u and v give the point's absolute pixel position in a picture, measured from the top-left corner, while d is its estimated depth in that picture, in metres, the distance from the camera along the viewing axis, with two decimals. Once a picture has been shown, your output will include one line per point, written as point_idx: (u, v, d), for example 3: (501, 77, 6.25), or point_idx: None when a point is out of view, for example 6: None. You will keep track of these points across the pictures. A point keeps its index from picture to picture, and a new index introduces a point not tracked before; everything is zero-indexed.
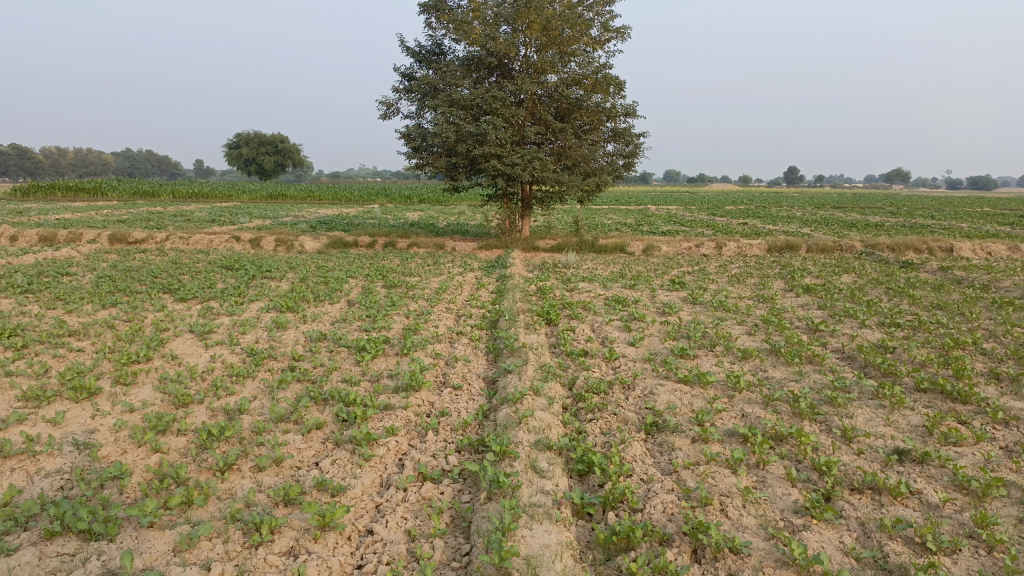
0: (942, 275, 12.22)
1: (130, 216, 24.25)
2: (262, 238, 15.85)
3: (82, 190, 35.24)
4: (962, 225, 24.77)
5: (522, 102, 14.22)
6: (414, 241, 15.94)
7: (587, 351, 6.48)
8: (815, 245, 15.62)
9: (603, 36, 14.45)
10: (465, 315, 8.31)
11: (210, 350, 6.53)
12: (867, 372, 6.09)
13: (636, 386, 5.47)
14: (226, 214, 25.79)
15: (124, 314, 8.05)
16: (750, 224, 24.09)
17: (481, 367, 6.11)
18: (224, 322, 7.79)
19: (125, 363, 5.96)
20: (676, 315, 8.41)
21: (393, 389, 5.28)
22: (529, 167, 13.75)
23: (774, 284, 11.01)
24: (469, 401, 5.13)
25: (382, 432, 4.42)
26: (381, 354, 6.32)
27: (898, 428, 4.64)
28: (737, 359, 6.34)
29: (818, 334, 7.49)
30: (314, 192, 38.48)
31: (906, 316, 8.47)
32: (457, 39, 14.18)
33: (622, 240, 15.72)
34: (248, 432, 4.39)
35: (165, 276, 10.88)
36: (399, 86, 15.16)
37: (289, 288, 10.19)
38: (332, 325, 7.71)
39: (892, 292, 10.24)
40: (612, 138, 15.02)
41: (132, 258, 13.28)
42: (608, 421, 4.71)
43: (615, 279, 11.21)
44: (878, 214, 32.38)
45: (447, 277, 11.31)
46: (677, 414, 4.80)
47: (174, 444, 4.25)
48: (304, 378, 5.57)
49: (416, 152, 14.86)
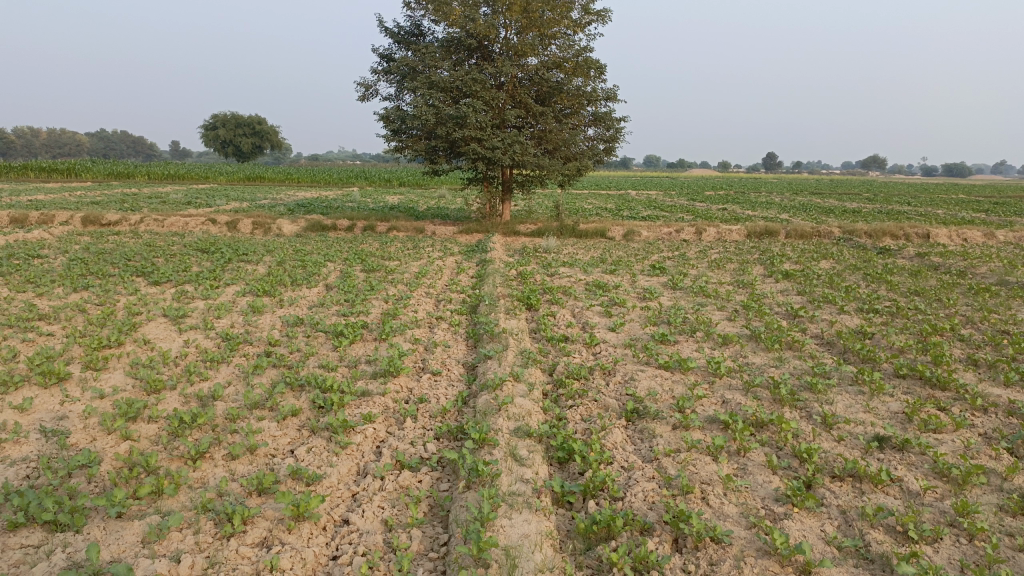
0: (919, 261, 12.30)
1: (104, 197, 23.82)
2: (239, 221, 15.62)
3: (55, 171, 34.55)
4: (938, 211, 25.00)
5: (503, 85, 14.07)
6: (394, 225, 15.79)
7: (567, 337, 6.44)
8: (794, 231, 15.67)
9: (584, 18, 14.32)
10: (445, 300, 8.22)
11: (184, 335, 6.40)
12: (847, 358, 6.10)
13: (617, 372, 5.43)
14: (203, 196, 25.42)
15: (96, 297, 7.88)
16: (729, 210, 24.14)
17: (460, 352, 6.04)
18: (199, 306, 7.64)
19: (96, 348, 5.82)
20: (656, 300, 8.38)
21: (371, 375, 5.19)
22: (510, 151, 13.63)
23: (754, 270, 11.03)
24: (448, 387, 5.07)
25: (359, 419, 4.35)
26: (359, 339, 6.23)
27: (877, 415, 4.64)
28: (717, 345, 6.32)
29: (798, 320, 7.50)
30: (292, 174, 38.05)
31: (884, 302, 8.50)
32: (436, 20, 13.99)
33: (603, 225, 15.67)
34: (222, 419, 4.29)
35: (139, 259, 10.68)
36: (378, 68, 14.94)
37: (266, 271, 10.03)
38: (309, 309, 7.60)
39: (870, 278, 10.29)
40: (593, 122, 14.93)
41: (105, 240, 13.01)
42: (588, 407, 4.67)
43: (595, 265, 11.16)
44: (855, 200, 32.57)
45: (427, 261, 11.21)
46: (658, 400, 4.77)
47: (145, 431, 4.14)
48: (280, 364, 5.47)
49: (395, 134, 14.67)
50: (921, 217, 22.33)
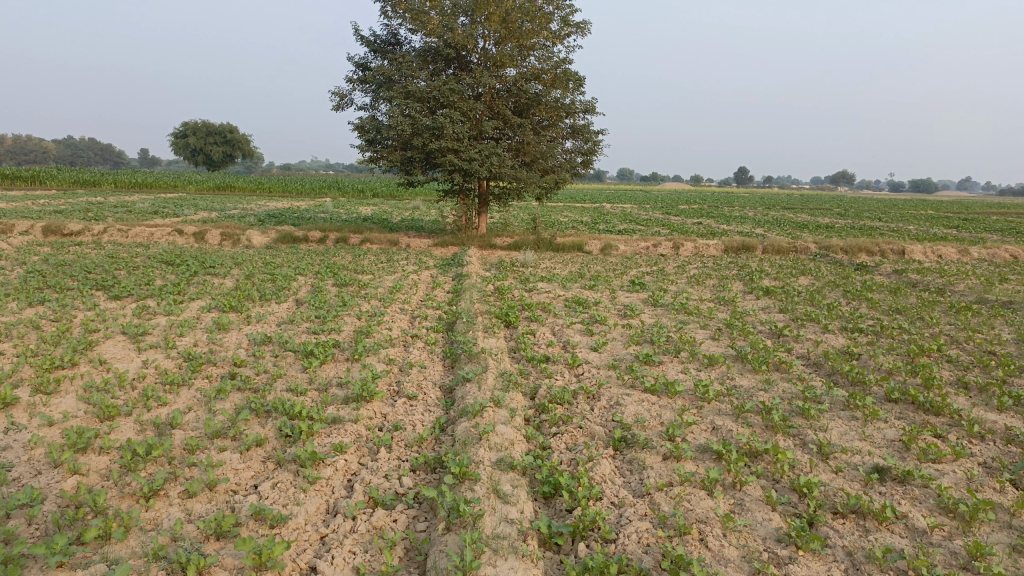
0: (897, 278, 12.27)
1: (68, 206, 23.17)
2: (207, 231, 15.21)
3: (18, 179, 33.69)
4: (909, 227, 25.29)
5: (480, 96, 13.88)
6: (367, 237, 15.46)
7: (549, 357, 6.18)
8: (771, 246, 15.60)
9: (562, 30, 14.17)
10: (420, 317, 7.94)
11: (143, 355, 6.04)
12: (836, 380, 5.92)
13: (602, 396, 5.19)
14: (172, 206, 24.87)
15: (51, 313, 7.47)
16: (704, 225, 24.15)
17: (437, 374, 5.76)
18: (162, 322, 7.28)
19: (48, 369, 5.45)
20: (637, 318, 8.17)
21: (343, 399, 4.89)
22: (487, 162, 13.40)
23: (734, 286, 10.89)
24: (424, 413, 4.78)
25: (329, 449, 4.05)
26: (330, 360, 5.92)
27: (874, 444, 4.46)
28: (703, 367, 6.11)
29: (783, 340, 7.32)
30: (264, 185, 37.45)
31: (868, 321, 8.38)
32: (413, 29, 13.77)
33: (580, 239, 15.48)
34: (179, 450, 3.97)
35: (100, 272, 10.29)
36: (353, 77, 14.68)
37: (234, 285, 9.67)
38: (278, 327, 7.26)
39: (850, 296, 10.18)
40: (571, 135, 14.76)
41: (66, 251, 12.54)
42: (573, 435, 4.42)
43: (574, 279, 10.96)
44: (828, 215, 32.90)
45: (402, 275, 10.93)
46: (646, 428, 4.53)
47: (95, 464, 3.80)
48: (245, 387, 5.14)
49: (370, 145, 14.39)
50: (893, 233, 22.47)
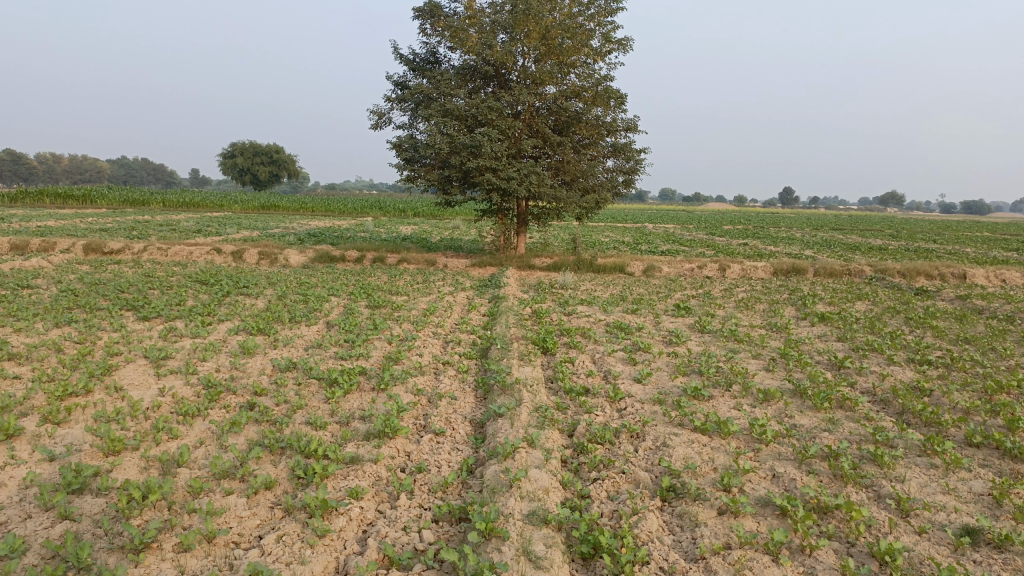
0: (961, 304, 11.54)
1: (115, 224, 23.47)
2: (245, 250, 15.11)
3: (70, 198, 34.35)
4: (966, 249, 24.35)
5: (520, 114, 13.54)
6: (404, 256, 15.20)
7: (588, 389, 5.74)
8: (822, 269, 14.93)
9: (604, 47, 13.82)
10: (453, 341, 7.55)
11: (161, 381, 5.75)
12: (906, 421, 5.36)
13: (648, 435, 4.71)
14: (215, 225, 25.00)
15: (76, 334, 7.26)
16: (750, 245, 23.46)
17: (468, 406, 5.36)
18: (186, 346, 7.00)
19: (60, 397, 5.16)
20: (683, 345, 7.68)
21: (363, 436, 4.50)
22: (526, 181, 13.04)
23: (785, 311, 10.32)
24: (452, 452, 4.38)
25: (344, 495, 3.66)
26: (355, 390, 5.55)
27: (959, 498, 3.92)
28: (758, 403, 5.58)
29: (844, 372, 6.74)
30: (306, 204, 37.70)
31: (936, 351, 7.75)
32: (453, 47, 13.55)
33: (622, 260, 14.99)
34: (181, 494, 3.63)
35: (133, 291, 10.13)
36: (392, 95, 14.51)
37: (265, 306, 9.41)
38: (305, 351, 6.93)
39: (912, 323, 9.55)
40: (613, 153, 14.32)
41: (103, 270, 12.46)
42: (615, 482, 3.97)
43: (616, 303, 10.49)
44: (878, 236, 31.90)
45: (436, 297, 10.59)
46: (697, 474, 4.05)
47: (89, 508, 3.47)
48: (261, 419, 4.79)
49: (408, 163, 14.15)
50: (950, 256, 21.44)
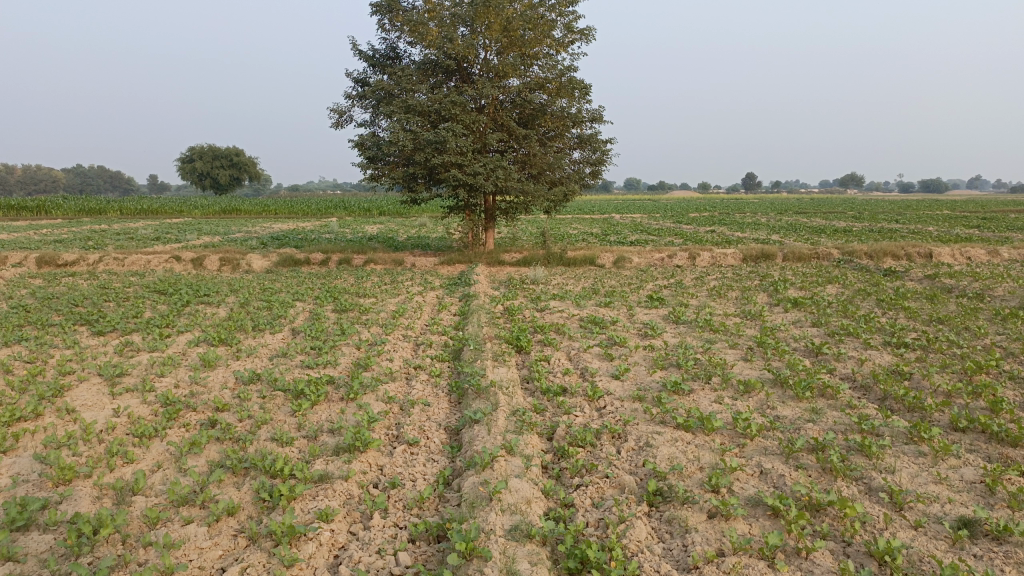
0: (930, 284, 11.59)
1: (70, 235, 22.77)
2: (206, 257, 14.69)
3: (24, 209, 33.34)
4: (928, 228, 24.68)
5: (483, 108, 13.31)
6: (371, 257, 14.89)
7: (566, 389, 5.56)
8: (791, 254, 14.94)
9: (566, 37, 13.64)
10: (424, 344, 7.32)
11: (117, 401, 5.44)
12: (890, 407, 5.26)
13: (630, 435, 4.55)
14: (175, 232, 24.40)
15: (25, 353, 6.89)
16: (718, 232, 23.48)
17: (441, 412, 5.14)
18: (144, 361, 6.68)
19: (6, 422, 4.83)
20: (659, 338, 7.53)
21: (332, 451, 4.26)
22: (492, 176, 12.83)
23: (759, 298, 10.24)
24: (427, 464, 4.16)
25: (313, 517, 3.43)
26: (322, 401, 5.30)
27: (951, 488, 3.80)
28: (739, 395, 5.46)
29: (822, 359, 6.65)
30: (269, 206, 37.07)
31: (911, 333, 7.70)
32: (412, 41, 13.27)
33: (592, 252, 14.86)
34: (137, 525, 3.37)
35: (88, 305, 9.73)
36: (351, 93, 14.19)
37: (227, 315, 9.08)
38: (269, 361, 6.65)
39: (885, 305, 9.53)
40: (579, 145, 14.16)
41: (57, 283, 11.98)
42: (599, 487, 3.80)
43: (588, 296, 10.34)
44: (843, 218, 32.25)
45: (405, 297, 10.34)
46: (684, 475, 3.89)
47: (35, 545, 3.20)
48: (223, 437, 4.52)
49: (371, 162, 13.85)
50: (913, 235, 21.67)
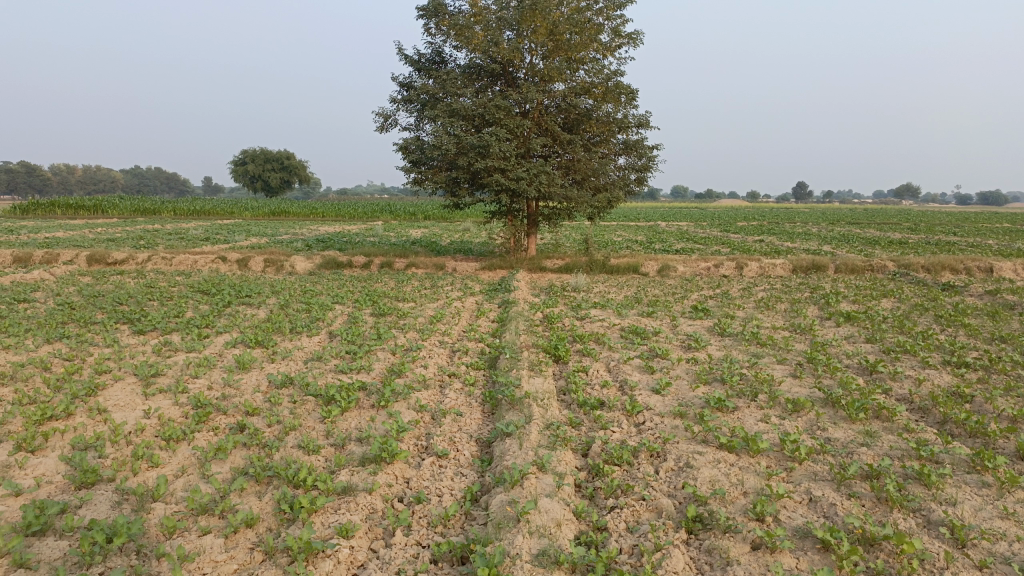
0: (991, 300, 11.05)
1: (123, 234, 23.27)
2: (251, 258, 14.81)
3: (81, 208, 34.31)
4: (990, 241, 23.74)
5: (528, 113, 13.15)
6: (412, 261, 14.84)
7: (603, 402, 5.35)
8: (843, 265, 14.44)
9: (613, 42, 13.42)
10: (460, 351, 7.17)
11: (149, 402, 5.40)
12: (950, 432, 4.93)
13: (669, 454, 4.32)
14: (224, 232, 24.77)
15: (66, 351, 6.93)
16: (767, 242, 22.94)
17: (473, 424, 4.98)
18: (180, 361, 6.65)
19: (38, 421, 4.81)
20: (703, 350, 7.26)
21: (358, 461, 4.12)
22: (535, 182, 12.66)
23: (809, 311, 9.86)
24: (455, 478, 4.00)
25: (333, 533, 3.29)
26: (353, 408, 5.18)
27: (1021, 525, 3.49)
28: (787, 414, 5.18)
29: (876, 377, 6.32)
30: (316, 209, 37.50)
31: (973, 352, 7.29)
32: (458, 45, 13.19)
33: (635, 260, 14.57)
34: (154, 535, 3.27)
35: (131, 304, 9.82)
36: (397, 96, 14.17)
37: (266, 316, 9.06)
38: (304, 365, 6.58)
39: (943, 321, 9.08)
40: (624, 151, 13.91)
41: (105, 282, 12.15)
42: (635, 510, 3.59)
43: (631, 305, 10.09)
44: (898, 229, 31.32)
45: (444, 303, 10.23)
46: (726, 500, 3.66)
47: (50, 549, 3.12)
48: (250, 443, 4.42)
49: (415, 166, 13.80)
50: (974, 249, 20.85)
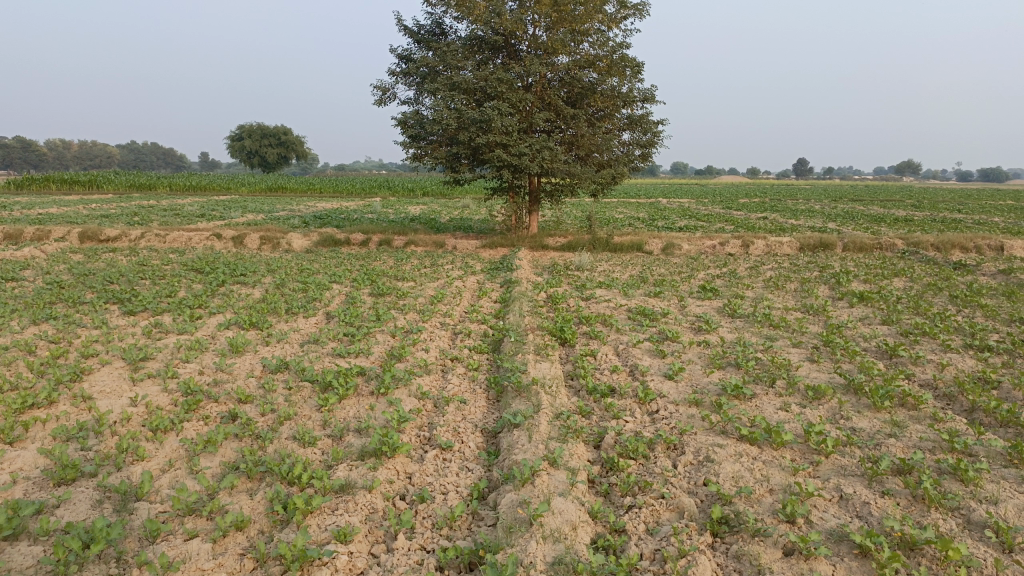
0: (1005, 279, 10.77)
1: (118, 210, 22.87)
2: (246, 235, 14.49)
3: (77, 183, 33.94)
4: (995, 218, 23.48)
5: (530, 86, 12.78)
6: (412, 238, 14.52)
7: (614, 389, 5.09)
8: (851, 244, 14.14)
9: (619, 13, 13.01)
10: (462, 333, 6.90)
11: (137, 388, 5.13)
12: (980, 421, 4.68)
13: (687, 446, 4.07)
14: (220, 208, 24.40)
15: (52, 332, 6.64)
16: (772, 219, 22.59)
17: (478, 412, 4.72)
18: (171, 344, 6.38)
19: (18, 410, 4.54)
20: (714, 333, 7.00)
21: (357, 455, 3.87)
22: (538, 157, 12.33)
23: (820, 292, 9.58)
24: (460, 474, 3.74)
25: (330, 537, 3.05)
26: (351, 395, 4.92)
27: None
28: (807, 402, 4.93)
29: (897, 361, 6.06)
30: (314, 185, 37.06)
31: (994, 334, 7.03)
32: (459, 16, 12.78)
33: (640, 238, 14.26)
34: (137, 539, 3.02)
35: (123, 282, 9.52)
36: (395, 69, 13.78)
37: (261, 296, 8.77)
38: (299, 348, 6.31)
39: (959, 301, 8.81)
40: (629, 126, 13.55)
41: (96, 260, 11.84)
42: (655, 510, 3.34)
43: (636, 285, 9.81)
44: (900, 206, 31.09)
45: (445, 282, 9.94)
46: (753, 499, 3.41)
47: (21, 556, 2.87)
48: (242, 434, 4.16)
49: (414, 141, 13.44)
50: (981, 226, 20.55)
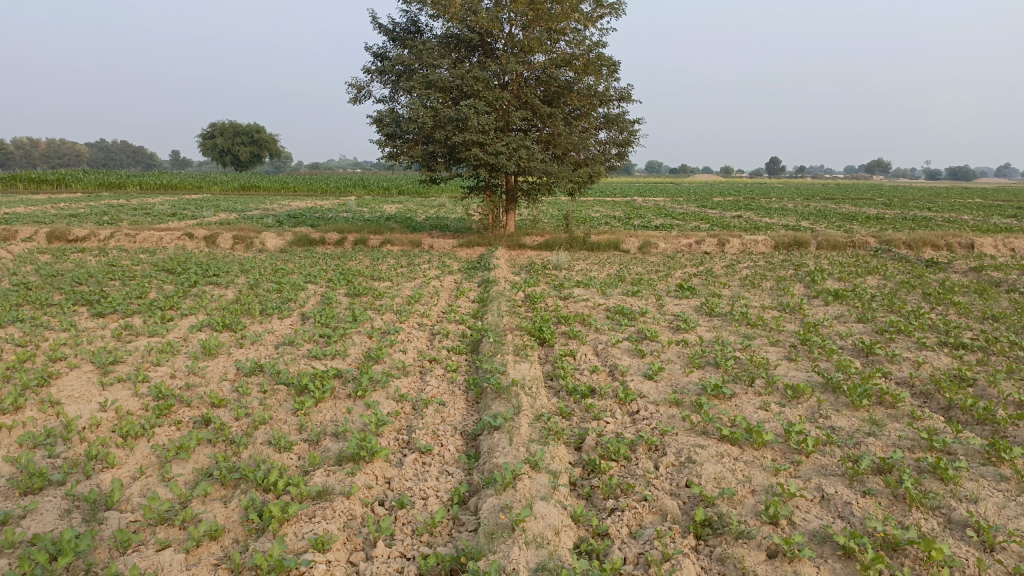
0: (976, 277, 10.92)
1: (87, 210, 22.44)
2: (219, 235, 14.28)
3: (44, 182, 33.30)
4: (963, 217, 23.85)
5: (506, 85, 12.72)
6: (388, 238, 14.40)
7: (594, 389, 5.06)
8: (825, 242, 14.25)
9: (595, 11, 13.00)
10: (440, 333, 6.83)
11: (106, 392, 5.00)
12: (957, 419, 4.71)
13: (669, 447, 4.04)
14: (193, 208, 24.05)
15: (18, 336, 6.47)
16: (746, 217, 22.73)
17: (457, 415, 4.66)
18: (141, 347, 6.24)
19: None
20: (693, 332, 7.00)
21: (334, 460, 3.79)
22: (515, 156, 12.27)
23: (795, 290, 9.64)
24: (440, 478, 3.68)
25: (307, 546, 2.97)
26: (328, 398, 4.84)
27: None
28: (787, 401, 4.93)
29: (873, 359, 6.10)
30: (288, 183, 36.69)
31: (967, 332, 7.11)
32: (434, 14, 12.69)
33: (616, 237, 14.27)
34: (106, 550, 2.92)
35: (92, 283, 9.32)
36: (370, 68, 13.65)
37: (235, 297, 8.63)
38: (274, 349, 6.20)
39: (932, 299, 8.90)
40: (605, 125, 13.55)
41: (64, 260, 11.58)
42: (639, 513, 3.30)
43: (614, 284, 9.80)
44: (871, 205, 31.49)
45: (422, 281, 9.86)
46: (736, 501, 3.39)
47: None
48: (216, 440, 4.06)
49: (390, 140, 13.32)
50: (951, 224, 20.85)
